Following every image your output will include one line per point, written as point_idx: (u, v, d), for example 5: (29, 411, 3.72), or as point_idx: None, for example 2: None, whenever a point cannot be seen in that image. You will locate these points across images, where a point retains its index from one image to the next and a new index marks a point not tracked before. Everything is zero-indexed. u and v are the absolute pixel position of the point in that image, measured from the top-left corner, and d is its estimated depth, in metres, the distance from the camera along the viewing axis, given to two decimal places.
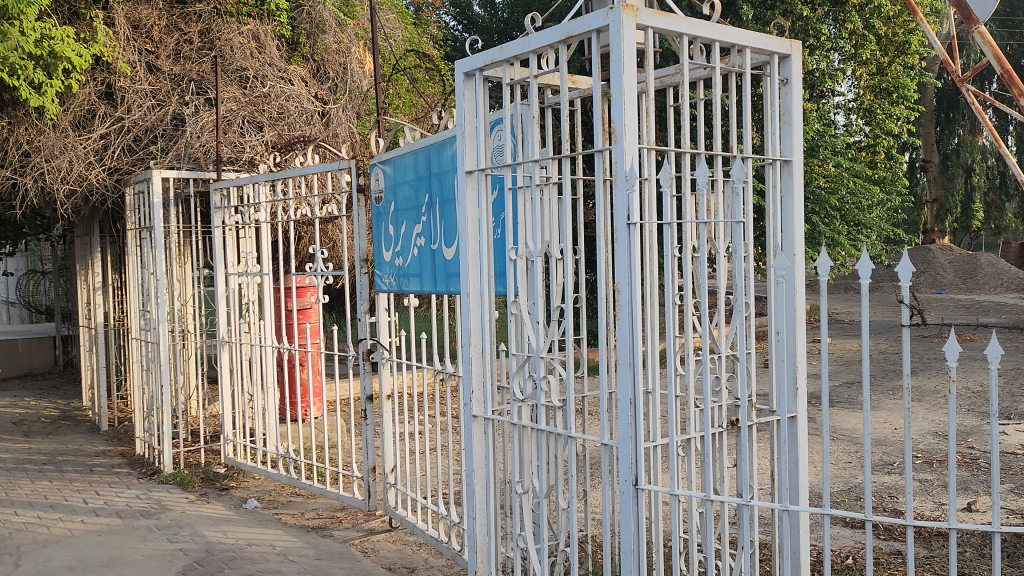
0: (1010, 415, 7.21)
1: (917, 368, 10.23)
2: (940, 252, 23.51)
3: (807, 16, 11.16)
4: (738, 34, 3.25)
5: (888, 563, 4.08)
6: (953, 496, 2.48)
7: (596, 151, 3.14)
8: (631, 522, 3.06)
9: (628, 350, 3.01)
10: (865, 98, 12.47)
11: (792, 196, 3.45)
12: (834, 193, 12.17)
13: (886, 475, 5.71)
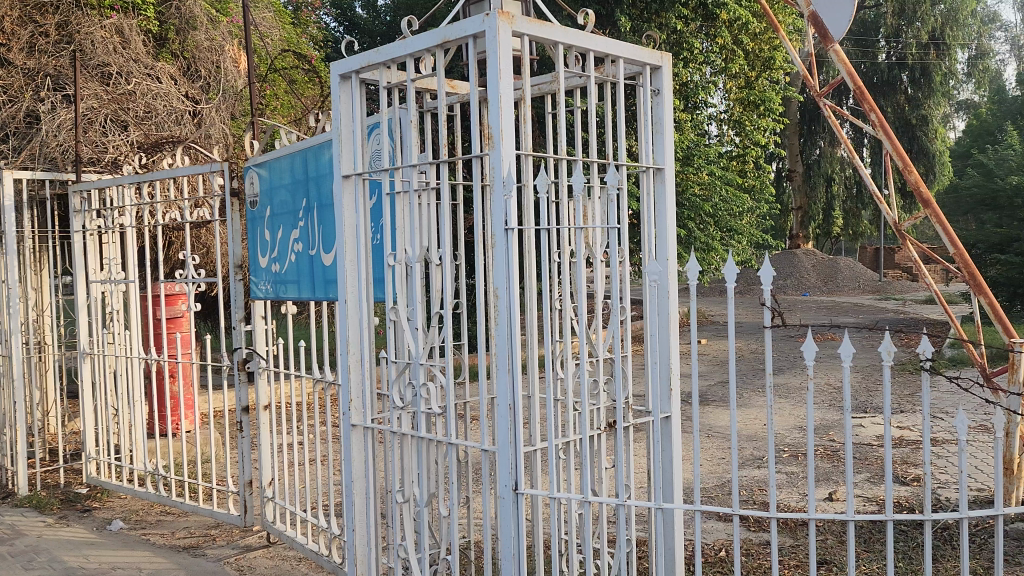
0: (866, 409, 7.70)
1: (784, 367, 10.79)
2: (804, 257, 24.88)
3: (680, 29, 11.64)
4: (612, 44, 3.33)
5: (757, 553, 4.26)
6: (814, 489, 2.62)
7: (473, 156, 3.13)
8: (511, 528, 3.08)
9: (507, 355, 3.03)
10: (735, 109, 13.12)
11: (664, 203, 3.56)
12: (707, 200, 12.66)
13: (755, 469, 5.97)
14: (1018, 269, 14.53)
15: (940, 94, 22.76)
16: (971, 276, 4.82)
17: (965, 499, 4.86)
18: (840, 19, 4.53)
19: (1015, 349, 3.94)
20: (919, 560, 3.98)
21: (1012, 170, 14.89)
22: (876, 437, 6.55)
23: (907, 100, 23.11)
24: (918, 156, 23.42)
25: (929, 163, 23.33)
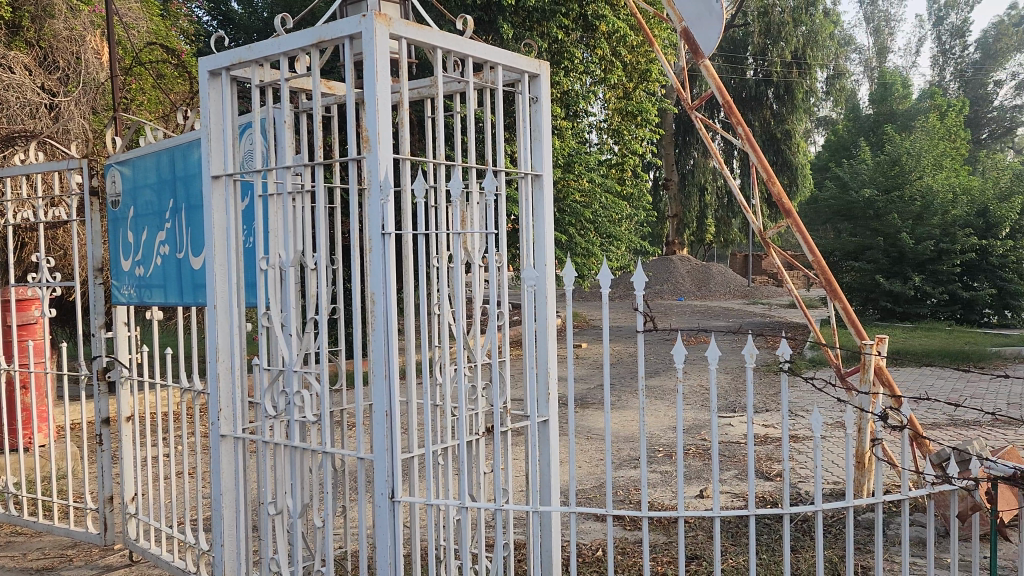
0: (734, 409, 8.06)
1: (659, 369, 11.14)
2: (679, 263, 25.86)
3: (562, 39, 11.86)
4: (489, 50, 3.35)
5: (631, 551, 4.38)
6: (682, 486, 2.70)
7: (349, 159, 3.08)
8: (388, 536, 3.04)
9: (383, 361, 2.99)
10: (614, 119, 13.45)
11: (542, 209, 3.61)
12: (587, 207, 12.96)
13: (631, 469, 6.15)
14: (870, 275, 15.62)
15: (801, 110, 24.30)
16: (826, 280, 5.17)
17: (821, 492, 5.17)
18: (709, 36, 4.71)
19: (864, 350, 4.21)
20: (781, 551, 4.20)
21: (865, 183, 15.90)
22: (743, 436, 6.86)
23: (773, 115, 24.44)
24: (782, 168, 24.78)
25: (793, 175, 24.76)
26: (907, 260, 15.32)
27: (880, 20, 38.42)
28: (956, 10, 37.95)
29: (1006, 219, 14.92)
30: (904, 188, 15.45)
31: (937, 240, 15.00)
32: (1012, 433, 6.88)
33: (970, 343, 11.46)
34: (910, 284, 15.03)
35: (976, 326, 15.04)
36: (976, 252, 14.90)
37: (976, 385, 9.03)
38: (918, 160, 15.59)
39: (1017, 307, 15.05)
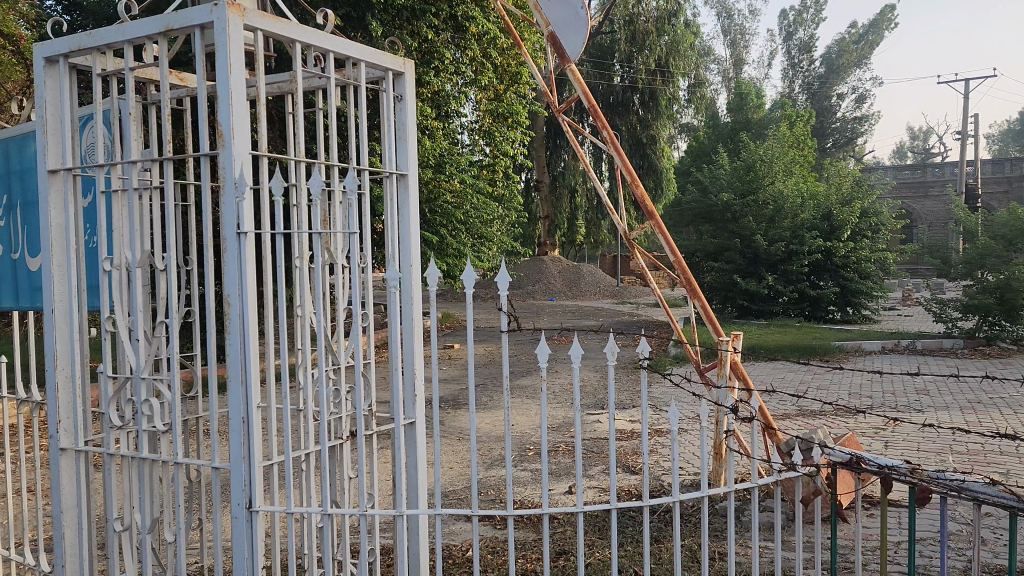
0: (602, 406, 8.25)
1: (530, 368, 11.26)
2: (550, 263, 26.32)
3: (432, 39, 11.83)
4: (351, 46, 3.28)
5: (500, 549, 4.40)
6: (546, 483, 2.74)
7: (200, 154, 2.93)
8: (245, 548, 2.94)
9: (239, 366, 2.88)
10: (485, 121, 13.52)
11: (406, 208, 3.57)
12: (459, 208, 12.95)
13: (504, 468, 6.17)
14: (728, 275, 16.41)
15: (665, 116, 25.40)
16: (686, 280, 5.39)
17: (683, 483, 5.37)
18: (574, 41, 4.82)
19: (721, 347, 4.39)
20: (645, 542, 4.33)
21: (723, 188, 16.76)
22: (610, 431, 7.03)
23: (639, 120, 25.41)
24: (648, 172, 25.56)
25: (658, 178, 25.75)
26: (761, 260, 16.21)
27: (736, 33, 40.37)
28: (804, 27, 40.36)
29: (848, 222, 16.05)
30: (758, 192, 16.44)
31: (787, 242, 15.94)
32: (852, 421, 7.40)
33: (816, 339, 12.23)
34: (764, 283, 15.87)
35: (823, 322, 16.07)
36: (822, 253, 15.92)
37: (821, 378, 9.66)
38: (771, 166, 16.53)
39: (858, 304, 16.14)
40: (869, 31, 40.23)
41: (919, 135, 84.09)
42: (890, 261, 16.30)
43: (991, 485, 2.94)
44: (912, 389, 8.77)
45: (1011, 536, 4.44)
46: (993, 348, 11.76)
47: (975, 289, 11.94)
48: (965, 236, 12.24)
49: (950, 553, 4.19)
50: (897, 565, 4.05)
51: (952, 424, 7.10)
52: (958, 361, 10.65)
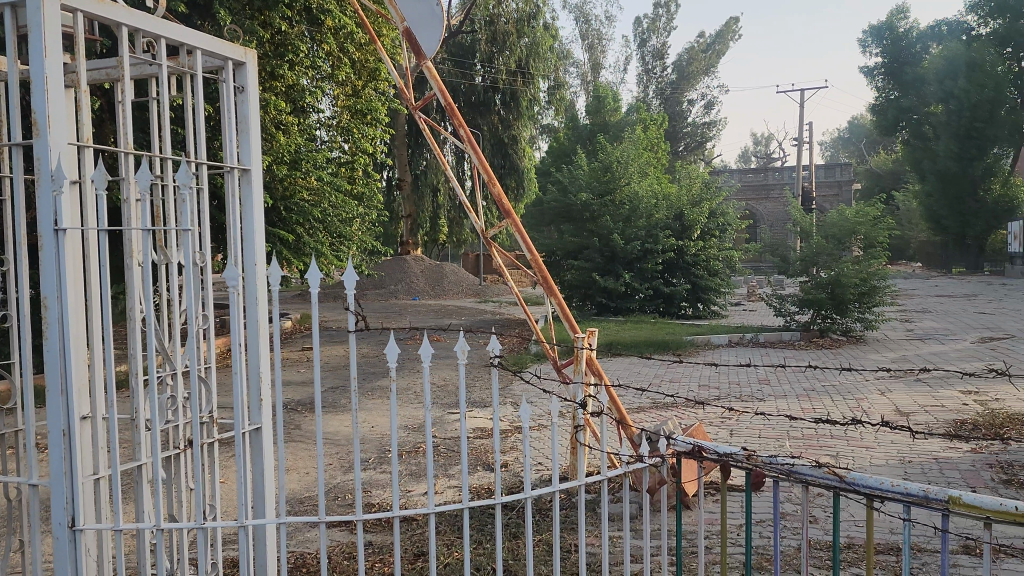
0: (463, 405, 8.23)
1: (391, 368, 11.08)
2: (413, 262, 26.22)
3: (286, 32, 11.50)
4: (186, 33, 3.13)
5: (359, 555, 4.30)
6: (398, 481, 2.71)
7: (12, 143, 2.68)
8: (68, 570, 2.73)
9: (59, 375, 2.66)
10: (343, 117, 13.30)
11: (249, 205, 3.41)
12: (316, 206, 12.60)
13: (364, 472, 6.02)
14: (587, 273, 16.85)
15: (525, 117, 25.98)
16: (544, 278, 5.46)
17: (541, 479, 5.44)
18: (430, 38, 4.75)
19: (577, 343, 4.45)
20: (505, 539, 4.35)
21: (582, 188, 17.19)
22: (472, 430, 7.03)
23: (500, 120, 26.06)
24: (509, 172, 26.44)
25: (519, 178, 26.53)
26: (618, 259, 16.73)
27: (593, 37, 41.42)
28: (657, 34, 41.88)
29: (698, 223, 16.84)
30: (615, 192, 16.99)
31: (643, 241, 16.54)
32: (701, 411, 7.75)
33: (669, 334, 12.75)
34: (621, 281, 16.39)
35: (676, 317, 16.79)
36: (674, 251, 16.69)
37: (673, 371, 10.07)
38: (626, 167, 17.11)
39: (707, 300, 16.98)
40: (716, 41, 41.88)
41: (760, 140, 89.54)
42: (736, 259, 17.24)
43: (818, 467, 3.09)
44: (754, 380, 9.31)
45: (837, 512, 4.79)
46: (826, 339, 12.68)
47: (810, 285, 12.83)
48: (802, 235, 13.08)
49: (785, 532, 4.47)
50: (737, 547, 4.27)
51: (789, 412, 7.58)
52: (795, 352, 11.40)
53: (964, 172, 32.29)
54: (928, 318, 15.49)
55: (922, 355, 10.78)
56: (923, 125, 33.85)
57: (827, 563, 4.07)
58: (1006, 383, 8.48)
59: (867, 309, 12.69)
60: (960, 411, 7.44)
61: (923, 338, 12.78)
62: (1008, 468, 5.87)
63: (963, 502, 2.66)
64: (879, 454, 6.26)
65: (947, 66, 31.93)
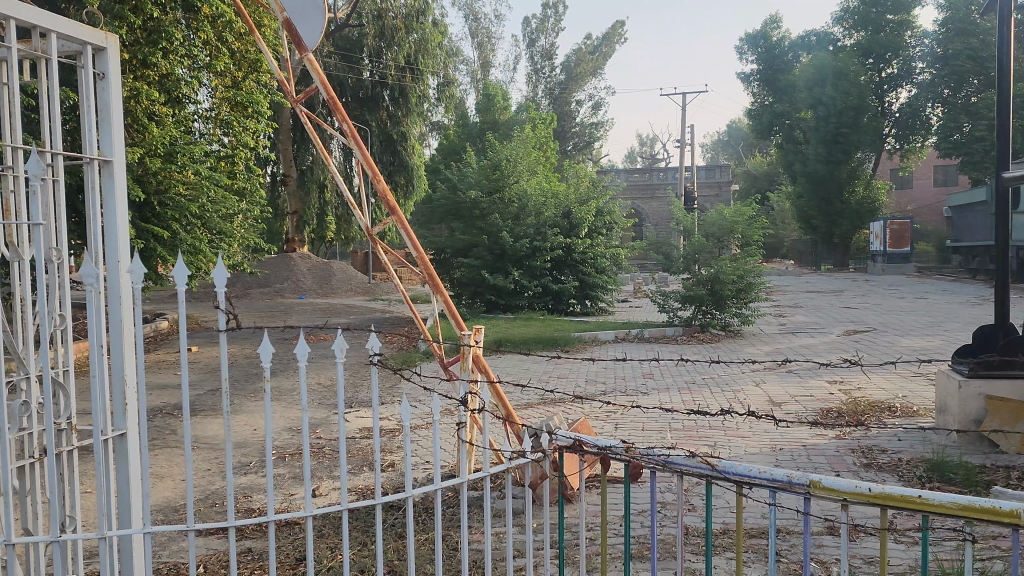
0: (351, 404, 8.07)
1: (276, 369, 10.73)
2: (299, 260, 25.60)
3: (160, 18, 11.10)
4: (37, 15, 2.96)
5: (237, 563, 4.15)
6: (273, 482, 2.65)
7: None
8: None
9: None
10: (222, 109, 12.86)
11: (112, 197, 3.22)
12: (194, 201, 12.01)
13: (243, 476, 5.80)
14: (477, 270, 16.88)
15: (415, 113, 25.82)
16: (429, 276, 5.41)
17: (426, 477, 5.40)
18: (312, 30, 4.63)
19: (464, 340, 4.40)
20: (392, 539, 4.29)
21: (471, 185, 17.22)
22: (358, 430, 6.90)
23: (389, 116, 25.77)
24: (398, 169, 26.23)
25: (409, 175, 26.41)
26: (508, 256, 16.83)
27: (483, 35, 41.56)
28: (546, 34, 42.39)
29: (585, 221, 17.17)
30: (504, 190, 17.12)
31: (531, 239, 16.72)
32: (588, 406, 7.89)
33: (557, 330, 12.93)
34: (510, 278, 16.53)
35: (564, 314, 17.06)
36: (562, 249, 16.95)
37: (560, 367, 10.22)
38: (515, 165, 17.26)
39: (595, 297, 17.35)
40: (602, 43, 42.81)
41: (646, 142, 92.24)
42: (622, 256, 17.68)
43: (691, 457, 3.19)
44: (638, 374, 9.57)
45: (712, 499, 4.98)
46: (706, 334, 13.16)
47: (691, 282, 13.28)
48: (684, 233, 13.51)
49: (662, 520, 4.61)
50: (619, 537, 4.37)
51: (672, 405, 7.82)
52: (677, 347, 11.78)
53: (830, 175, 34.41)
54: (799, 313, 16.36)
55: (793, 348, 11.35)
56: (795, 130, 35.74)
57: (702, 548, 4.23)
58: (865, 373, 9.03)
59: (744, 305, 13.25)
60: (826, 400, 7.88)
61: (795, 332, 13.44)
62: (869, 452, 6.26)
63: (823, 486, 2.81)
64: (754, 442, 6.55)
65: (815, 74, 34.06)
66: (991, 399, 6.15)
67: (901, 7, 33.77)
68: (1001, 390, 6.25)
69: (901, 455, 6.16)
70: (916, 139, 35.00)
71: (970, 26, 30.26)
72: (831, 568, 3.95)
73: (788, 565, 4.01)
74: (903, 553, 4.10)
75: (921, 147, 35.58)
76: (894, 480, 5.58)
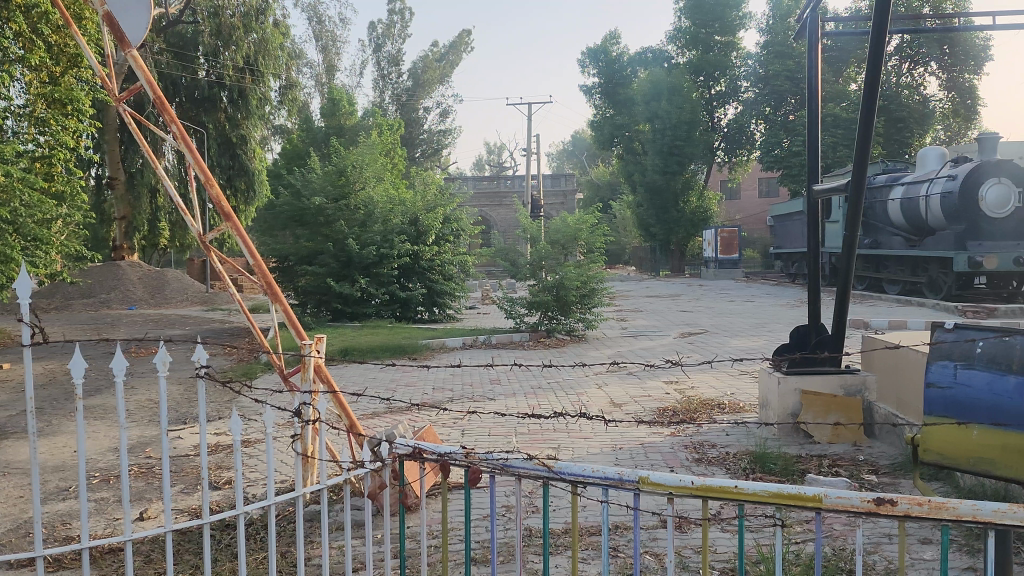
0: (184, 420, 7.63)
1: (102, 385, 10.00)
2: (128, 269, 24.05)
3: None
4: None
5: None
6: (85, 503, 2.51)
7: None
8: None
9: None
10: (37, 106, 11.94)
11: None
12: (4, 205, 10.98)
13: (59, 502, 5.36)
14: (322, 278, 16.46)
15: (255, 116, 24.94)
16: (268, 283, 5.21)
17: (265, 493, 5.20)
18: (137, 24, 4.33)
19: (304, 351, 4.24)
20: (226, 560, 4.09)
21: (316, 191, 16.78)
22: (193, 447, 6.54)
23: (227, 118, 24.72)
24: (238, 173, 25.43)
25: (250, 179, 25.62)
26: (354, 263, 16.55)
27: (327, 38, 40.72)
28: (392, 40, 42.13)
29: (432, 228, 17.16)
30: (349, 197, 16.87)
31: (378, 246, 16.46)
32: (434, 413, 7.87)
33: (405, 338, 12.86)
34: (357, 286, 16.28)
35: (411, 321, 17.01)
36: (410, 256, 16.87)
37: (408, 376, 10.15)
38: (360, 172, 17.01)
39: (443, 303, 17.40)
40: (449, 51, 43.04)
41: (493, 150, 93.77)
42: (469, 263, 17.84)
43: (529, 459, 3.26)
44: (486, 380, 9.67)
45: (553, 501, 5.10)
46: (552, 339, 13.46)
47: (537, 288, 13.55)
48: (530, 240, 13.83)
49: (503, 524, 4.68)
50: (460, 543, 4.38)
51: (518, 409, 7.97)
52: (525, 353, 11.97)
53: (667, 185, 36.21)
54: (639, 317, 17.09)
55: (632, 351, 11.84)
56: (634, 142, 37.43)
57: (542, 549, 4.31)
58: (698, 374, 9.56)
59: (587, 309, 13.67)
60: (662, 400, 8.28)
61: (635, 335, 14.05)
62: (700, 448, 6.62)
63: (650, 481, 2.96)
64: (596, 443, 6.78)
65: (652, 89, 35.67)
66: (805, 393, 6.67)
67: (727, 29, 36.15)
68: (814, 385, 6.77)
69: (728, 449, 6.55)
70: (742, 153, 37.50)
71: (787, 50, 32.85)
72: (663, 559, 4.14)
73: (624, 560, 4.16)
74: (727, 541, 4.37)
75: (747, 160, 38.14)
76: (722, 473, 5.93)
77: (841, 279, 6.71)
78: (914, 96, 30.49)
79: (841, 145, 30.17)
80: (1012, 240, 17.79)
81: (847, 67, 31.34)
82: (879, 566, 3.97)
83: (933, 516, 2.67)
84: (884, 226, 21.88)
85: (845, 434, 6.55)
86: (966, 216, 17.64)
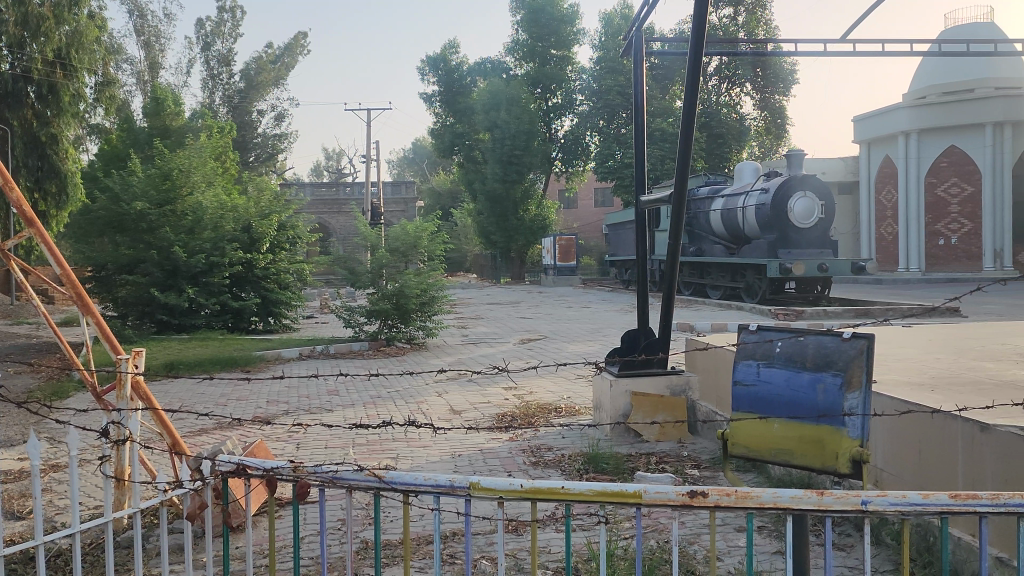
0: None
1: None
2: None
3: None
4: None
5: None
6: None
7: None
8: None
9: None
10: None
11: None
12: None
13: None
14: (145, 289, 15.48)
15: (69, 113, 23.04)
16: (77, 294, 4.80)
17: (76, 520, 4.80)
18: None
19: (120, 366, 3.82)
20: None
21: (137, 196, 15.76)
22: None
23: (35, 115, 22.71)
24: (48, 175, 23.47)
25: (61, 182, 23.75)
26: (181, 272, 15.64)
27: (150, 34, 38.43)
28: (221, 39, 40.30)
29: (266, 235, 16.53)
30: (174, 203, 16.00)
31: (207, 254, 15.67)
32: (267, 428, 7.60)
33: (237, 349, 12.32)
34: (184, 296, 15.38)
35: (245, 332, 16.38)
36: (242, 264, 16.15)
37: (238, 389, 9.72)
38: (188, 176, 16.24)
39: (278, 313, 16.90)
40: (284, 53, 41.82)
41: (332, 156, 91.84)
42: (307, 272, 17.26)
43: (360, 470, 3.19)
44: (322, 391, 9.42)
45: (388, 512, 5.04)
46: (392, 347, 13.30)
47: (377, 296, 13.36)
48: (370, 248, 13.56)
49: (341, 538, 4.57)
50: (290, 560, 4.24)
51: (354, 419, 7.83)
52: (364, 362, 11.78)
53: (506, 193, 36.88)
54: (479, 325, 17.23)
55: (472, 359, 11.92)
56: (474, 151, 38.22)
57: (376, 561, 4.24)
58: (535, 380, 9.77)
59: (427, 317, 13.66)
60: (501, 405, 8.38)
61: (474, 343, 14.16)
62: (536, 451, 6.77)
63: (482, 486, 2.98)
64: (435, 451, 6.77)
65: (491, 99, 36.12)
66: (635, 394, 6.97)
67: (562, 44, 37.38)
68: (643, 386, 7.08)
69: (563, 451, 6.74)
70: (579, 163, 38.83)
71: (618, 65, 34.30)
72: (498, 563, 4.19)
73: (459, 566, 4.18)
74: (559, 540, 4.49)
75: (582, 171, 39.50)
76: (556, 474, 6.09)
77: (665, 284, 7.09)
78: (732, 114, 32.71)
79: (667, 158, 31.97)
80: (817, 247, 19.31)
81: (672, 84, 33.65)
82: (698, 555, 4.23)
83: (739, 506, 2.84)
84: (707, 235, 23.37)
85: (671, 431, 6.90)
86: (776, 226, 19.16)
